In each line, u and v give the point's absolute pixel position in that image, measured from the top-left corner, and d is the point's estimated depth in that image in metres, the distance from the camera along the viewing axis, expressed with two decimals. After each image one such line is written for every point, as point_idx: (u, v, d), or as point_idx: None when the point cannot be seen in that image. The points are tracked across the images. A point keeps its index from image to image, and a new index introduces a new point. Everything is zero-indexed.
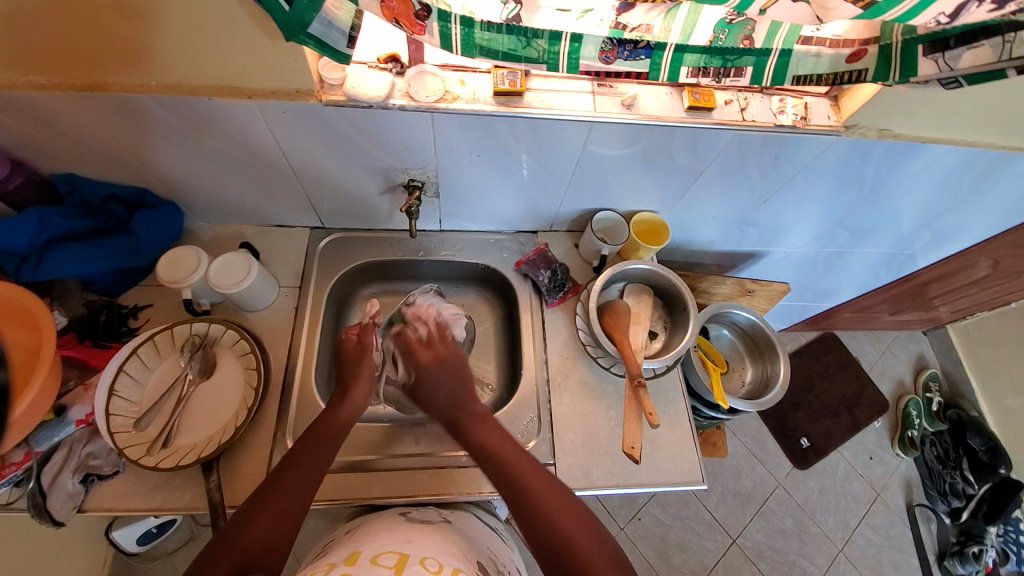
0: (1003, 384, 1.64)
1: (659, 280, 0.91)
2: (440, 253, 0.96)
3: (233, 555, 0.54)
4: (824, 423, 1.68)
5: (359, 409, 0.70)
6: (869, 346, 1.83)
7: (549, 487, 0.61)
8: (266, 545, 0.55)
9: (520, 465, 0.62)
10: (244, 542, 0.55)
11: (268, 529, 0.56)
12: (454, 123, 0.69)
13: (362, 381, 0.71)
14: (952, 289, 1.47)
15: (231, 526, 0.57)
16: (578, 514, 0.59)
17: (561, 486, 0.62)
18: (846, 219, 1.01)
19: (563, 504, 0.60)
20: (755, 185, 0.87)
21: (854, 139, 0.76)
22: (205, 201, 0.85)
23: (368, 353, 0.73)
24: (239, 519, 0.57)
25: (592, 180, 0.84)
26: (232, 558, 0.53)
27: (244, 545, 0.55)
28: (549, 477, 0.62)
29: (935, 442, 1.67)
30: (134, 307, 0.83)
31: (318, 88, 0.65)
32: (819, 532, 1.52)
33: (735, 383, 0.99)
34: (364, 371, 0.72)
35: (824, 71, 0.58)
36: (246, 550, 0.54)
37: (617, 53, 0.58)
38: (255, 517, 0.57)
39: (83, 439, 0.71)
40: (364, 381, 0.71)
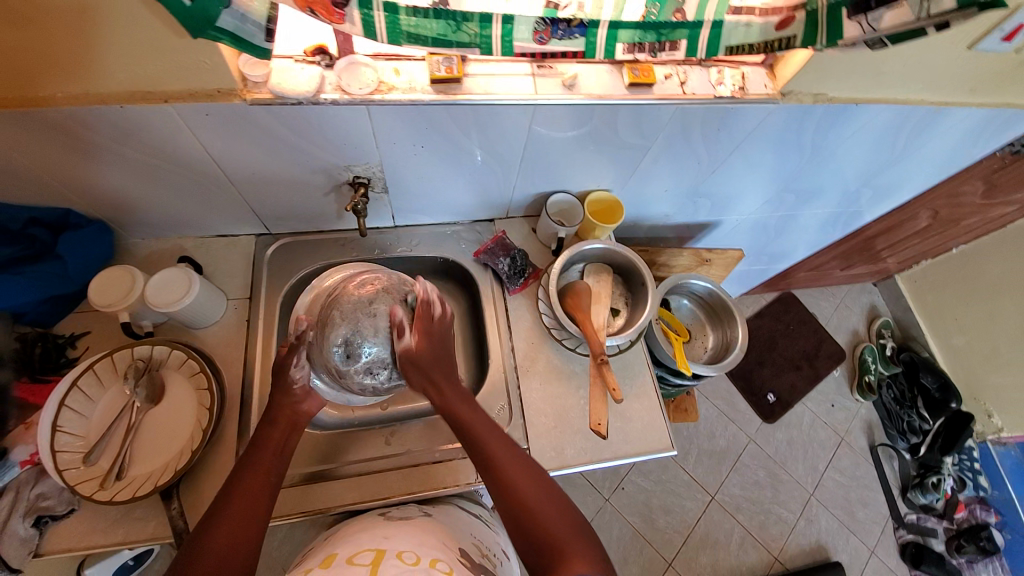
0: (947, 325, 1.76)
1: (617, 258, 0.91)
2: (396, 249, 0.93)
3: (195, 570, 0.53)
4: (788, 378, 1.76)
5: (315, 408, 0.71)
6: (825, 301, 1.92)
7: (504, 444, 0.67)
8: (222, 560, 0.55)
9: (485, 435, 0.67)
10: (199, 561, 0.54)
11: (224, 543, 0.56)
12: (392, 115, 0.66)
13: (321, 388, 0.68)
14: (897, 241, 1.55)
15: (189, 542, 0.56)
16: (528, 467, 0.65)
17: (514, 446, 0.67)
18: (792, 182, 1.04)
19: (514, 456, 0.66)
20: (702, 156, 0.88)
21: (792, 105, 0.78)
22: (135, 217, 0.80)
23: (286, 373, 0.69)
24: (197, 533, 0.57)
25: (543, 162, 0.83)
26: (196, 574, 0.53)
27: (205, 556, 0.55)
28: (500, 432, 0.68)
29: (892, 385, 1.77)
30: (71, 336, 0.78)
31: (241, 86, 0.61)
32: (790, 480, 1.61)
33: (698, 350, 1.01)
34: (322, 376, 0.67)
35: (755, 40, 0.59)
36: (209, 561, 0.54)
37: (551, 33, 0.56)
38: (211, 530, 0.57)
39: (30, 481, 0.67)
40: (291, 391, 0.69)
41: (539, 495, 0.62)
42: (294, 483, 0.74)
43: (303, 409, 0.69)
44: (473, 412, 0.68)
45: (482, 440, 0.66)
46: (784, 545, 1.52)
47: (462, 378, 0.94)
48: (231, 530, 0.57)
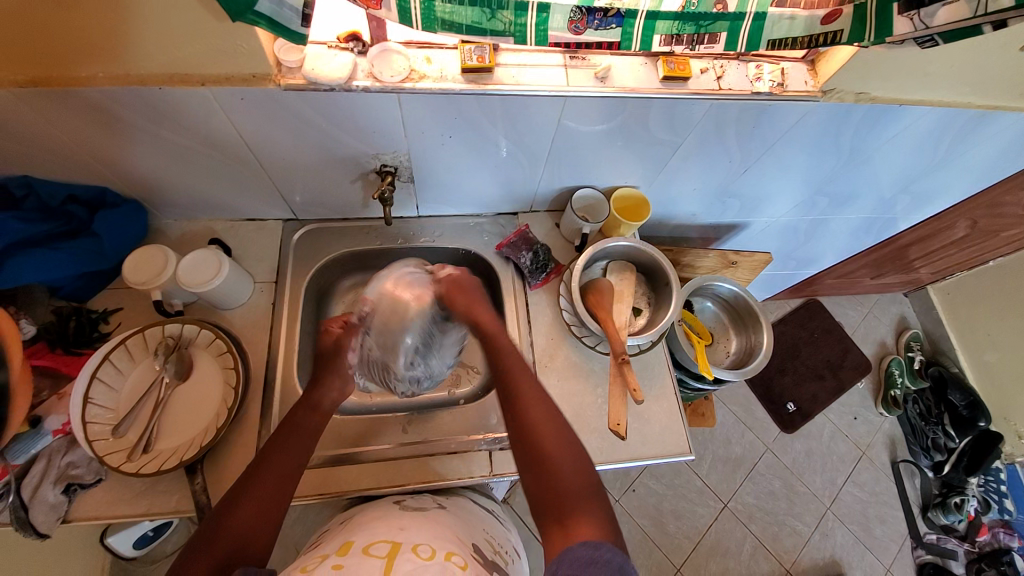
0: (982, 341, 1.69)
1: (641, 256, 0.90)
2: (419, 239, 0.94)
3: (219, 547, 0.54)
4: (810, 387, 1.71)
5: (342, 396, 0.72)
6: (852, 310, 1.86)
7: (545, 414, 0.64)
8: (244, 540, 0.55)
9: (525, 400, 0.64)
10: (224, 538, 0.55)
11: (249, 523, 0.56)
12: (421, 103, 0.66)
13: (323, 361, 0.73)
14: (933, 250, 1.49)
15: (214, 517, 0.57)
16: (564, 442, 0.62)
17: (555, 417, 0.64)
18: (826, 185, 1.00)
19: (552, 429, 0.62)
20: (734, 154, 0.86)
21: (832, 104, 0.75)
22: (168, 198, 0.82)
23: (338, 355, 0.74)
24: (221, 510, 0.57)
25: (571, 155, 0.82)
26: (214, 555, 0.53)
27: (226, 535, 0.55)
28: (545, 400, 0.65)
29: (918, 399, 1.71)
30: (104, 311, 0.81)
31: (275, 71, 0.61)
32: (807, 491, 1.57)
33: (720, 355, 0.98)
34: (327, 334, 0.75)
35: (798, 33, 0.57)
36: (228, 540, 0.55)
37: (587, 23, 0.56)
38: (237, 507, 0.57)
39: (62, 449, 0.70)
40: (332, 376, 0.71)
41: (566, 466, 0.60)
42: (312, 465, 0.75)
43: (334, 402, 0.71)
44: (518, 368, 0.67)
45: (518, 396, 0.65)
46: (798, 557, 1.48)
47: (479, 370, 0.94)
48: (256, 510, 0.57)
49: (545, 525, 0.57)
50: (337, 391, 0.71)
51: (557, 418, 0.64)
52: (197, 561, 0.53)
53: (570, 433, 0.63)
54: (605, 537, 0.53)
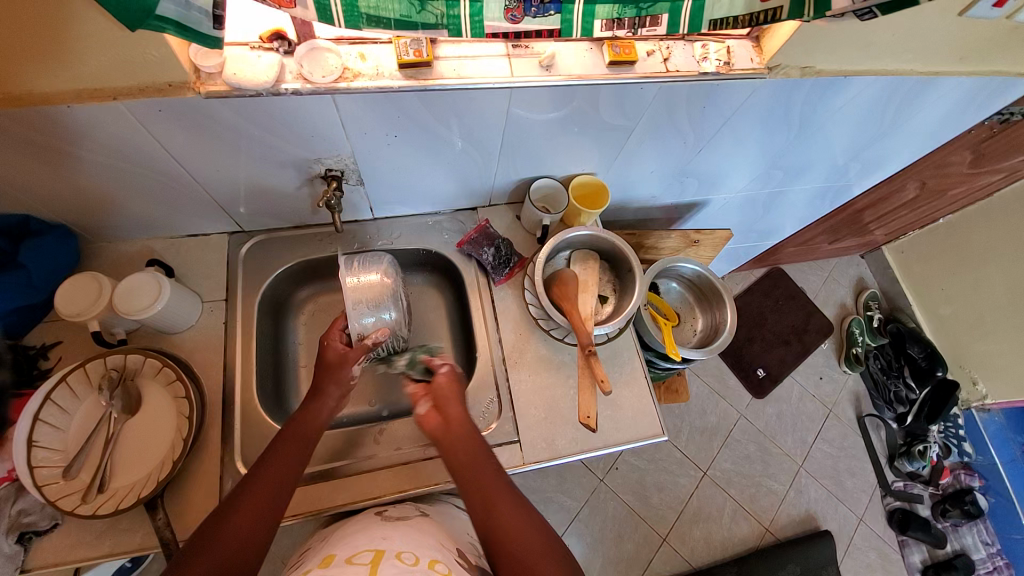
0: (935, 294, 1.77)
1: (604, 244, 0.89)
2: (376, 243, 0.90)
3: (212, 554, 0.52)
4: (778, 352, 1.77)
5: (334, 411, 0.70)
6: (814, 275, 1.92)
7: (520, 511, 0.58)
8: (241, 545, 0.54)
9: (500, 499, 0.59)
10: (217, 544, 0.53)
11: (242, 530, 0.55)
12: (360, 104, 0.62)
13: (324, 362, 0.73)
14: (885, 212, 1.54)
15: (210, 521, 0.56)
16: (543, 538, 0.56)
17: (530, 513, 0.59)
18: (780, 159, 1.02)
19: (527, 524, 0.57)
20: (688, 135, 0.85)
21: (779, 80, 0.75)
22: (96, 219, 0.76)
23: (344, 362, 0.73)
24: (217, 515, 0.56)
25: (524, 145, 0.79)
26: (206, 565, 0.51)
27: (219, 543, 0.53)
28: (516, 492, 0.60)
29: (879, 355, 1.80)
30: (43, 345, 0.75)
31: (194, 79, 0.57)
32: (781, 452, 1.64)
33: (687, 334, 1.00)
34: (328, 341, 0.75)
35: (739, 12, 0.56)
36: (222, 548, 0.53)
37: (524, 11, 0.53)
38: (232, 513, 0.56)
39: (10, 497, 0.66)
40: (333, 388, 0.70)
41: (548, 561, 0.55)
42: None
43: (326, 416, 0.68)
44: (491, 478, 0.60)
45: (490, 499, 0.58)
46: (776, 516, 1.55)
47: None
48: (241, 530, 0.55)
49: None
50: (334, 405, 0.70)
51: (536, 520, 0.58)
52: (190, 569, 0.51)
53: (551, 541, 0.57)
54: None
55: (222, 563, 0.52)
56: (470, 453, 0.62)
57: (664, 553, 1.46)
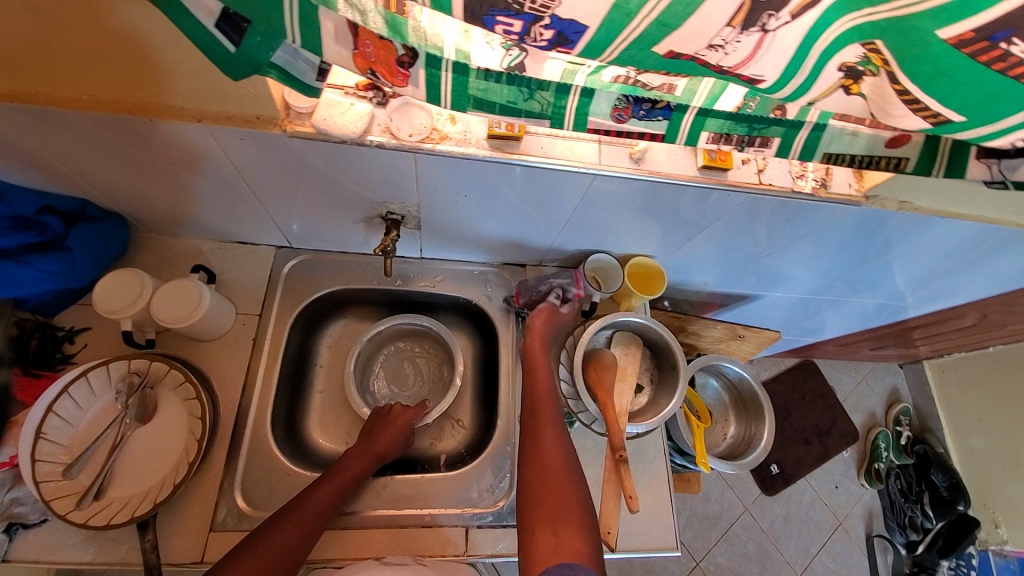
0: (970, 425, 1.67)
1: (650, 333, 0.85)
2: (418, 282, 0.89)
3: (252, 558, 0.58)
4: (795, 450, 1.69)
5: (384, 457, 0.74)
6: (846, 376, 1.83)
7: (556, 441, 0.69)
8: (277, 556, 0.59)
9: (544, 427, 0.71)
10: (259, 549, 0.59)
11: (283, 545, 0.60)
12: (440, 166, 0.60)
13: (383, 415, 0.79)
14: (936, 333, 1.47)
15: (260, 529, 0.61)
16: (566, 464, 0.67)
17: (566, 448, 0.69)
18: (846, 273, 0.96)
19: (557, 451, 0.68)
20: (760, 240, 0.82)
21: (871, 210, 0.71)
22: (151, 212, 0.76)
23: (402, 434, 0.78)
24: (268, 524, 0.62)
25: (590, 221, 0.77)
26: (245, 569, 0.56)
27: (261, 550, 0.58)
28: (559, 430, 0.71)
29: (899, 475, 1.70)
30: (70, 329, 0.75)
31: (283, 116, 0.55)
32: (780, 558, 1.55)
33: (716, 438, 0.95)
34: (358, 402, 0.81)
35: (858, 150, 0.53)
36: (263, 557, 0.58)
37: (631, 112, 0.50)
38: (279, 525, 0.62)
39: (5, 484, 0.64)
40: (387, 433, 0.76)
41: (562, 481, 0.65)
42: None
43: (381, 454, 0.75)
44: (548, 406, 0.74)
45: (539, 428, 0.71)
46: None
47: (464, 425, 0.90)
48: (281, 546, 0.60)
49: (532, 530, 0.61)
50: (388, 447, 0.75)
51: (569, 460, 0.68)
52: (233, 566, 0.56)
53: (574, 465, 0.68)
54: (580, 559, 0.56)
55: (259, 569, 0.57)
56: (545, 388, 0.77)
57: None
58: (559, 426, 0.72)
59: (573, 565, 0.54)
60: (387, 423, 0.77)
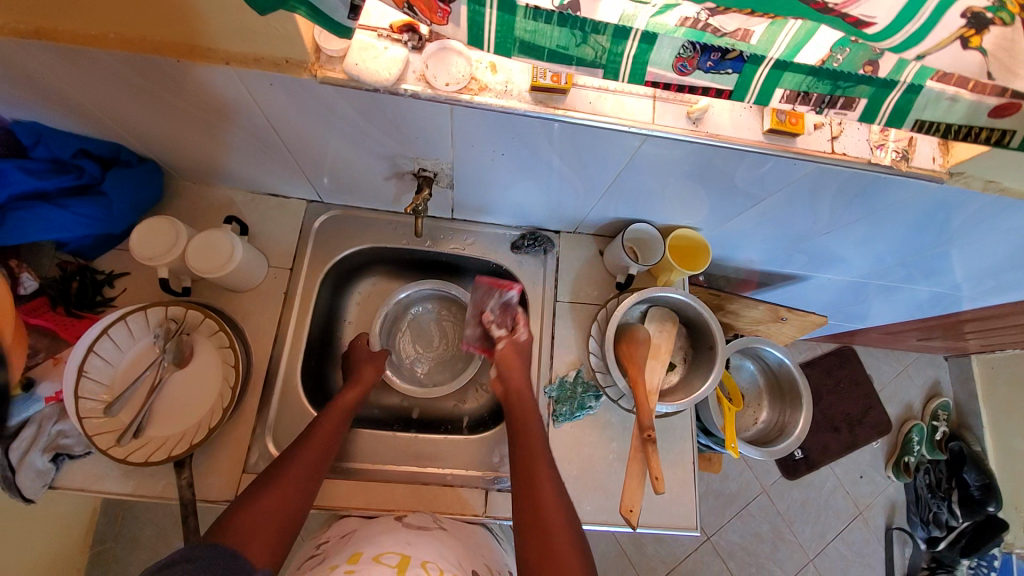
0: (1016, 425, 1.57)
1: (688, 311, 0.80)
2: (448, 245, 0.86)
3: (264, 501, 0.57)
4: (822, 437, 1.64)
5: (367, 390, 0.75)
6: (888, 365, 1.74)
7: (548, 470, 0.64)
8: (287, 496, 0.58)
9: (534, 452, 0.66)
10: (271, 492, 0.58)
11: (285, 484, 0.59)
12: (477, 119, 0.55)
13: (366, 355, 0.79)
14: (997, 328, 1.36)
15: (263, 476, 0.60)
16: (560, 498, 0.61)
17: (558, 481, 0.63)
18: (910, 259, 0.88)
19: (551, 480, 0.63)
20: (819, 217, 0.75)
21: (953, 190, 0.63)
22: (183, 160, 0.74)
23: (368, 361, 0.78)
24: (272, 468, 0.61)
25: (634, 187, 0.71)
26: (259, 510, 0.55)
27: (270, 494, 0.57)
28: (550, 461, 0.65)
29: (930, 470, 1.62)
30: (110, 273, 0.76)
31: (313, 60, 0.52)
32: (793, 540, 1.54)
33: (746, 421, 0.91)
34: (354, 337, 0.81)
35: (956, 120, 0.45)
36: (272, 497, 0.57)
37: (697, 63, 0.44)
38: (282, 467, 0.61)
39: (53, 417, 0.67)
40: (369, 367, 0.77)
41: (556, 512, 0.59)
42: None
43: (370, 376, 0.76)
44: (539, 441, 0.67)
45: (530, 453, 0.66)
46: None
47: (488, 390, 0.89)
48: (288, 486, 0.59)
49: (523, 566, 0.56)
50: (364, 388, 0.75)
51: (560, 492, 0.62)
52: (246, 510, 0.55)
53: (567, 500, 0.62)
54: None
55: (272, 509, 0.56)
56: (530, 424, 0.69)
57: None
58: (552, 463, 0.65)
59: None
60: (375, 358, 0.79)
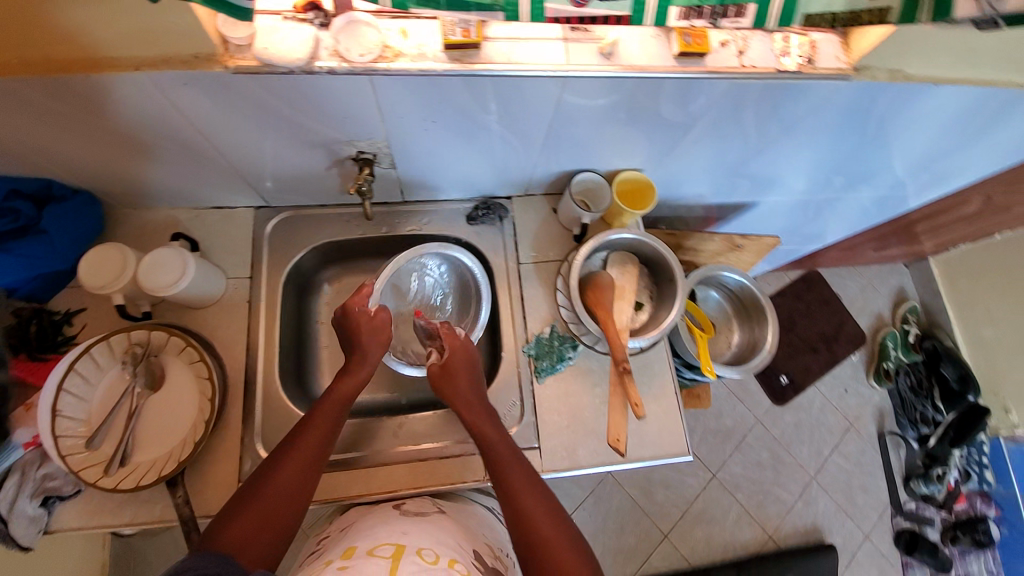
0: (979, 314, 1.66)
1: (645, 249, 0.83)
2: (405, 227, 0.87)
3: (256, 507, 0.57)
4: (803, 359, 1.70)
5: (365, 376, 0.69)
6: (853, 281, 1.81)
7: (525, 479, 0.63)
8: (282, 497, 0.58)
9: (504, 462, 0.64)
10: (266, 493, 0.58)
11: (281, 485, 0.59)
12: (399, 87, 0.57)
13: (366, 331, 0.71)
14: (942, 224, 1.43)
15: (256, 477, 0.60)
16: (545, 504, 0.62)
17: (540, 486, 0.64)
18: (844, 164, 0.92)
19: (531, 489, 0.63)
20: (749, 137, 0.78)
21: (863, 84, 0.67)
22: (119, 186, 0.74)
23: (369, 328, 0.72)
24: (267, 467, 0.60)
25: (569, 137, 0.73)
26: (252, 515, 0.56)
27: (264, 496, 0.58)
28: (526, 468, 0.65)
29: (909, 372, 1.71)
30: (67, 312, 0.75)
31: (222, 51, 0.53)
32: (793, 461, 1.60)
33: (721, 346, 0.95)
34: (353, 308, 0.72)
35: (838, 9, 0.49)
36: (267, 501, 0.58)
37: None
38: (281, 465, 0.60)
39: (36, 461, 0.67)
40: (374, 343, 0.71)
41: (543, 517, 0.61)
42: None
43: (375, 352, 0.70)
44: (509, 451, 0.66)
45: (502, 465, 0.64)
46: (780, 524, 1.54)
47: None
48: (283, 486, 0.59)
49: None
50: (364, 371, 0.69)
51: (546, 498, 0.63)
52: (238, 522, 0.56)
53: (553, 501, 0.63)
54: None
55: (267, 514, 0.57)
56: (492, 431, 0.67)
57: (664, 549, 1.47)
58: (529, 469, 0.65)
59: None
60: (377, 330, 0.72)
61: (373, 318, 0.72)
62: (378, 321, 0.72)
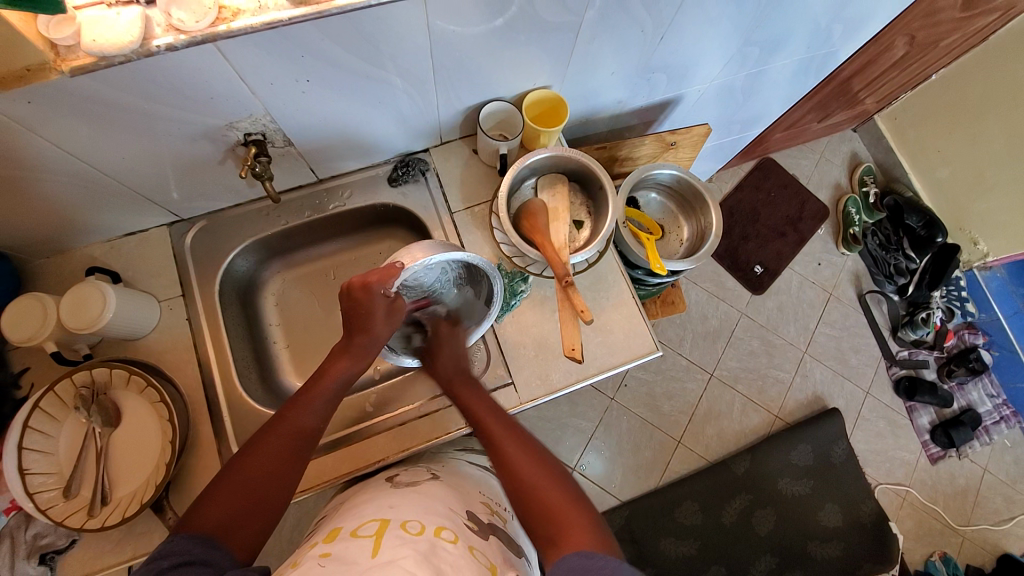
0: (932, 158, 1.67)
1: (570, 164, 0.81)
2: (329, 206, 0.85)
3: (230, 491, 0.56)
4: (774, 246, 1.71)
5: (365, 357, 0.68)
6: (806, 158, 1.81)
7: (520, 440, 0.64)
8: (254, 479, 0.57)
9: (497, 429, 0.66)
10: (238, 476, 0.57)
11: (255, 469, 0.58)
12: (249, 48, 0.53)
13: (381, 314, 0.67)
14: (876, 77, 1.41)
15: (230, 462, 0.59)
16: (542, 462, 0.62)
17: (534, 445, 0.64)
18: (752, 34, 0.89)
19: (523, 447, 0.63)
20: (645, 25, 0.75)
21: None
22: (15, 239, 0.70)
23: (377, 312, 0.66)
24: (239, 454, 0.59)
25: (459, 69, 0.70)
26: (226, 500, 0.55)
27: (235, 479, 0.57)
28: (521, 432, 0.66)
29: (876, 231, 1.73)
30: (11, 375, 0.73)
31: (54, 57, 0.49)
32: (784, 342, 1.65)
33: (673, 245, 0.95)
34: (375, 288, 0.65)
35: None
36: (240, 483, 0.56)
37: None
38: (252, 451, 0.59)
39: (21, 525, 0.68)
40: (382, 319, 0.67)
41: (545, 479, 0.60)
42: None
43: (389, 323, 0.68)
44: (498, 414, 0.68)
45: (493, 435, 0.65)
46: (784, 402, 1.60)
47: None
48: (255, 471, 0.58)
49: (539, 541, 0.56)
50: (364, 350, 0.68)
51: (544, 457, 0.63)
52: (211, 504, 0.54)
53: (553, 464, 0.63)
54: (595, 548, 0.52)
55: (241, 497, 0.55)
56: (489, 406, 0.69)
57: (680, 454, 1.52)
58: (531, 437, 0.65)
59: (593, 557, 0.50)
60: (392, 319, 0.68)
61: (391, 302, 0.68)
62: (392, 307, 0.68)
